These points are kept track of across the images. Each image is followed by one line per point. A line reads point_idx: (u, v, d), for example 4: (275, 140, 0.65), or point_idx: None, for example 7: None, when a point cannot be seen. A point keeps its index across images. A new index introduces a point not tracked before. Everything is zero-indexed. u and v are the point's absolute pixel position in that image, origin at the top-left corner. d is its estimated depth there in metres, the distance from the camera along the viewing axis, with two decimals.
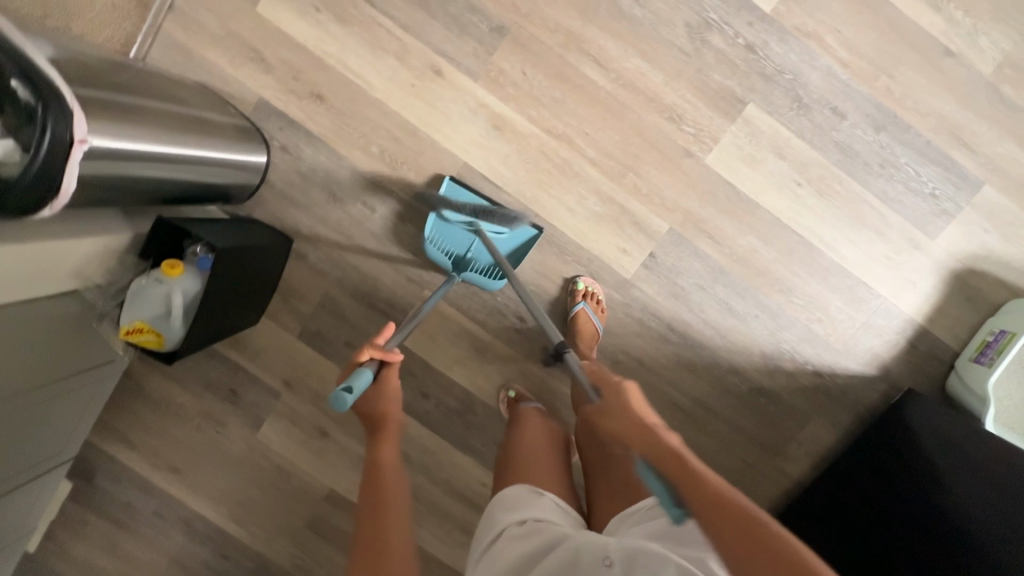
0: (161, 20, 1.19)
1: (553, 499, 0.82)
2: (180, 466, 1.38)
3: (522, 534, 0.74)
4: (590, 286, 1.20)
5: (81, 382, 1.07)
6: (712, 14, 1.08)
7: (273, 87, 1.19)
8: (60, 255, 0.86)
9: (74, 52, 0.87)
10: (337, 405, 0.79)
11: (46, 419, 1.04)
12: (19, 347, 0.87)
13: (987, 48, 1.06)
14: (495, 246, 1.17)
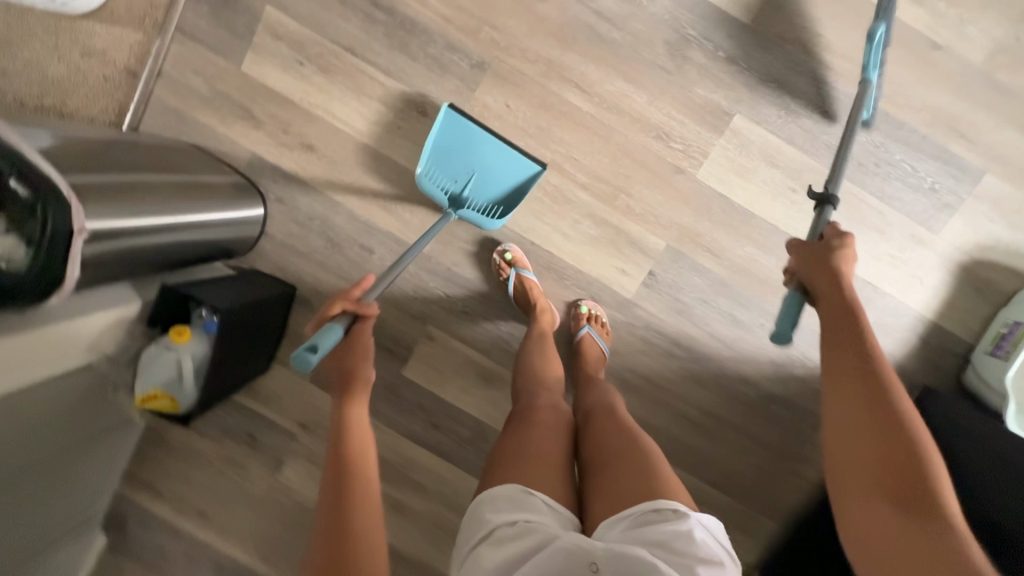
0: (152, 86, 1.22)
1: (544, 501, 0.71)
2: (206, 510, 1.39)
3: (509, 541, 0.65)
4: (593, 308, 1.19)
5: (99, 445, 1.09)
6: (690, 30, 1.08)
7: (264, 141, 1.22)
8: (69, 334, 0.88)
9: (66, 137, 0.90)
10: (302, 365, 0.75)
11: (69, 486, 1.06)
12: (36, 425, 0.89)
13: (976, 37, 1.04)
14: (495, 182, 1.12)
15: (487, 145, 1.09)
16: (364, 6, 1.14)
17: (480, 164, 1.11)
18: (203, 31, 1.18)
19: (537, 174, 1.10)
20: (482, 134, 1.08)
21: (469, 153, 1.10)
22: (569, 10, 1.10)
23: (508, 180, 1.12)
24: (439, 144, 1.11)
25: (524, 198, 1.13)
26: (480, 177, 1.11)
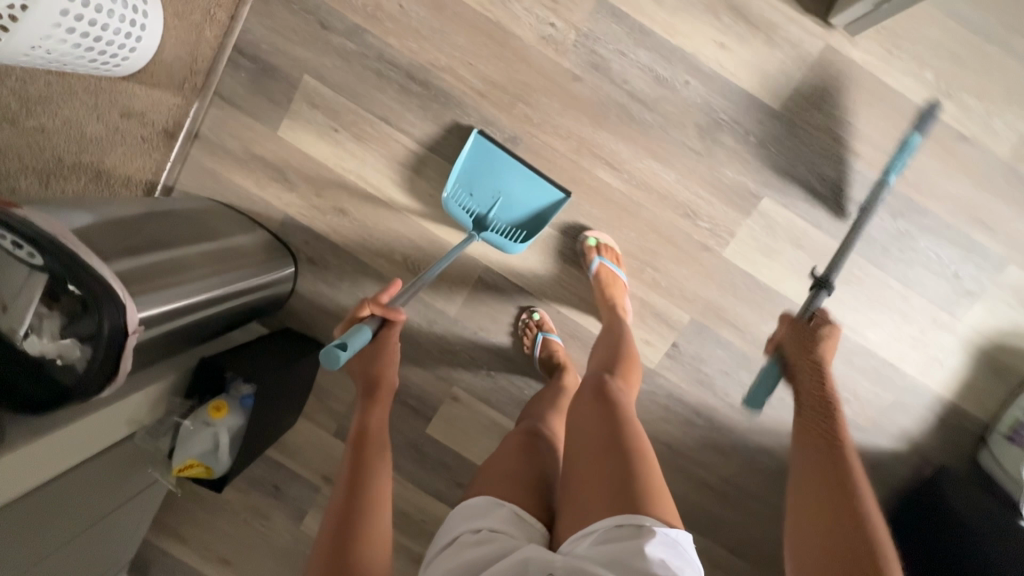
0: (188, 147, 1.24)
1: (513, 510, 0.75)
2: (229, 556, 1.42)
3: (474, 543, 0.70)
4: (601, 238, 1.15)
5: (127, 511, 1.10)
6: (721, 114, 1.09)
7: (297, 204, 1.24)
8: (104, 419, 0.90)
9: (108, 216, 0.90)
10: (331, 361, 0.75)
11: (96, 551, 1.08)
12: (69, 508, 0.91)
13: (1003, 131, 1.06)
14: (518, 209, 1.14)
15: (511, 167, 1.11)
16: (400, 78, 1.15)
17: (505, 188, 1.12)
18: (241, 97, 1.20)
19: (561, 201, 1.12)
20: (511, 158, 1.10)
21: (495, 175, 1.12)
22: (602, 90, 1.11)
23: (529, 204, 1.13)
24: (466, 169, 1.13)
25: (546, 225, 1.15)
26: (504, 199, 1.13)
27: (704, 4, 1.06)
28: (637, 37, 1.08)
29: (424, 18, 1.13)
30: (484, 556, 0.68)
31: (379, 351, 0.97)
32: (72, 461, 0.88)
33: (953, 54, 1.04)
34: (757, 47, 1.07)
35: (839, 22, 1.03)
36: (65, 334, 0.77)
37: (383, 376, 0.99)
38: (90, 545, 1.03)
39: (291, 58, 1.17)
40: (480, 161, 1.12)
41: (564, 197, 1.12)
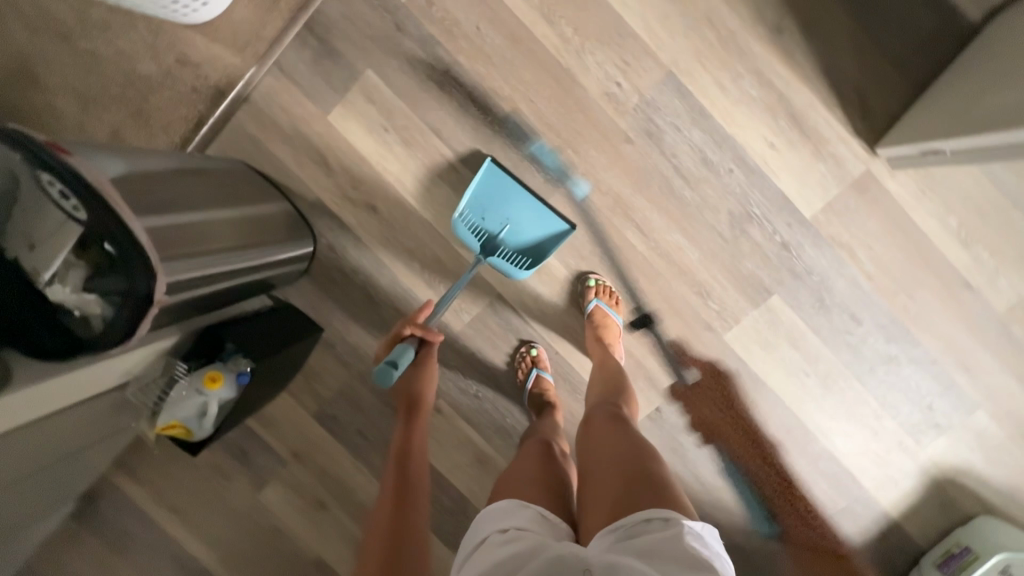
0: (235, 109, 1.23)
1: (539, 512, 0.70)
2: (179, 508, 1.44)
3: (502, 542, 0.63)
4: (602, 280, 1.20)
5: (98, 448, 1.13)
6: (756, 209, 1.14)
7: (330, 190, 1.25)
8: (104, 370, 0.92)
9: (144, 168, 0.88)
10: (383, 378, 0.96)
11: (62, 480, 1.11)
12: (52, 446, 0.94)
13: (1005, 290, 1.13)
14: (527, 237, 1.14)
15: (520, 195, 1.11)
16: (460, 96, 1.17)
17: (514, 215, 1.13)
18: (300, 73, 1.20)
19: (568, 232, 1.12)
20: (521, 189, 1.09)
21: (506, 203, 1.12)
22: (650, 158, 1.14)
23: (537, 231, 1.13)
24: (478, 194, 1.13)
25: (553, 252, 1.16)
26: (514, 224, 1.13)
27: (765, 103, 1.10)
28: (695, 116, 1.12)
29: (498, 45, 1.14)
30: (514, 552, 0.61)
31: (419, 371, 1.10)
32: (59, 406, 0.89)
33: (979, 208, 1.10)
34: (804, 156, 1.11)
35: (883, 153, 1.08)
36: (87, 288, 0.77)
37: (424, 396, 1.08)
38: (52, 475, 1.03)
39: (360, 50, 1.18)
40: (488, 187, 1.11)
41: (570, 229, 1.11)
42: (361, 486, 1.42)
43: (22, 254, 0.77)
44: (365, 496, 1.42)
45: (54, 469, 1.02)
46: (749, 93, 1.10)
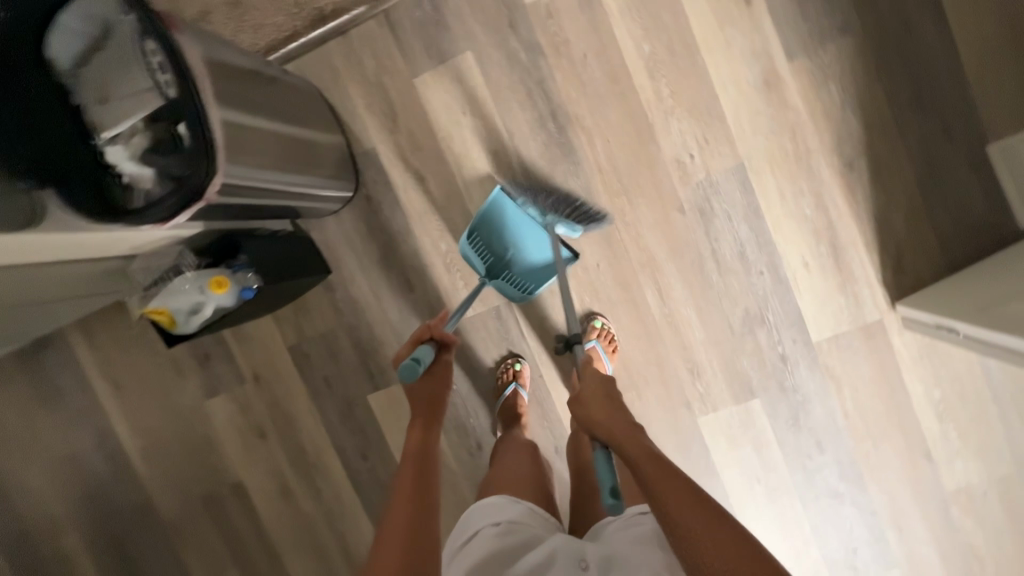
0: (330, 37, 1.23)
1: (528, 506, 0.82)
2: (125, 386, 1.48)
3: (498, 535, 0.75)
4: (606, 324, 1.23)
5: (84, 301, 1.17)
6: (769, 315, 1.19)
7: (389, 147, 1.27)
8: (116, 237, 0.94)
9: (224, 70, 0.91)
10: (409, 376, 0.91)
11: (38, 311, 1.15)
12: (41, 283, 0.97)
13: (959, 471, 1.19)
14: (532, 266, 1.17)
15: (525, 222, 1.15)
16: (545, 111, 1.20)
17: (520, 240, 1.16)
18: (404, 29, 1.21)
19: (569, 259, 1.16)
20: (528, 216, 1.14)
21: (512, 229, 1.16)
22: (693, 234, 1.19)
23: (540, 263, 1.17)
24: (485, 220, 1.16)
25: (555, 278, 1.18)
26: (520, 246, 1.17)
27: (814, 224, 1.16)
28: (748, 212, 1.17)
29: (598, 78, 1.17)
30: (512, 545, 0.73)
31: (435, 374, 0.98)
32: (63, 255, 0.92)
33: (963, 390, 1.17)
34: (829, 284, 1.17)
35: (901, 310, 1.13)
36: (145, 160, 0.78)
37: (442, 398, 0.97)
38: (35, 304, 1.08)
39: (468, 30, 1.20)
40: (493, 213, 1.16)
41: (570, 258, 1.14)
42: (305, 432, 1.42)
43: (90, 106, 0.77)
44: (306, 442, 1.42)
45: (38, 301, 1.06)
46: (804, 210, 1.15)
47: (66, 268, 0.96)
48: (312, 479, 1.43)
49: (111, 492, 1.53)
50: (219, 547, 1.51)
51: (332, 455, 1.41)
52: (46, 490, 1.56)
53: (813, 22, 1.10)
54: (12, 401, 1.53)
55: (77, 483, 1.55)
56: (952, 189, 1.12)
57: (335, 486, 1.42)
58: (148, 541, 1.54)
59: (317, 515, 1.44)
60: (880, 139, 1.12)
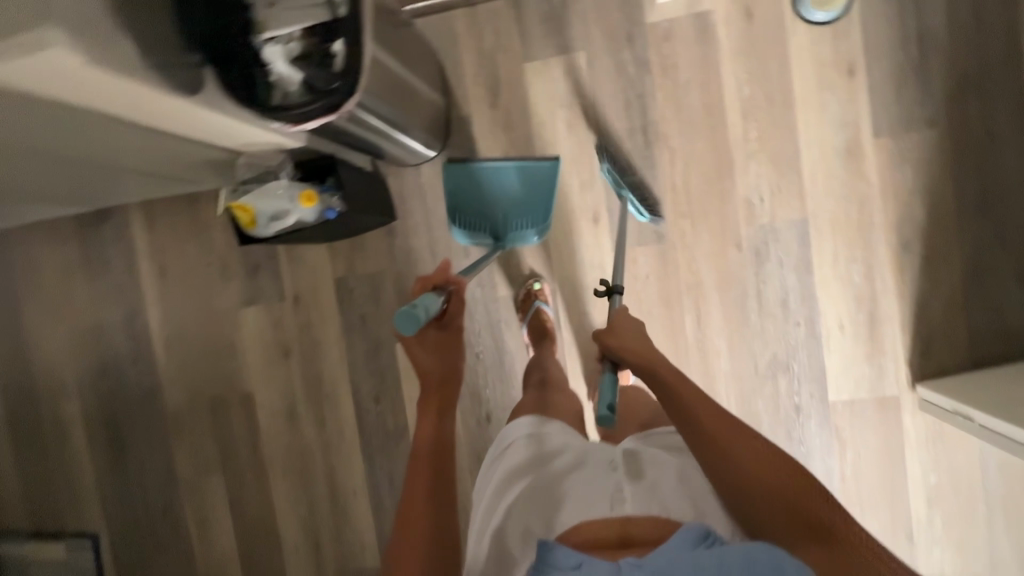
0: (458, 4, 1.31)
1: (560, 426, 0.90)
2: (169, 275, 1.54)
3: (532, 442, 0.85)
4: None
5: (172, 177, 1.24)
6: (794, 365, 1.25)
7: (484, 119, 1.34)
8: (246, 136, 1.00)
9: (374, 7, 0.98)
10: (410, 325, 0.73)
11: (127, 176, 1.21)
12: (158, 153, 1.04)
13: (935, 559, 1.23)
14: (519, 205, 1.22)
15: (503, 171, 1.18)
16: (637, 123, 1.27)
17: (495, 192, 1.20)
18: (529, 16, 1.29)
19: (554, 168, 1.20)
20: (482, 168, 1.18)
21: (482, 188, 1.20)
22: (744, 272, 1.25)
23: (533, 197, 1.21)
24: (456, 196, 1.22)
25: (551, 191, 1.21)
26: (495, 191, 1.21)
27: (858, 292, 1.22)
28: (799, 265, 1.23)
29: (695, 106, 1.25)
30: (544, 449, 0.83)
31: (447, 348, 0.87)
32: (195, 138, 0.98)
33: (958, 483, 1.22)
34: (858, 351, 1.23)
35: (920, 392, 1.19)
36: (299, 65, 0.84)
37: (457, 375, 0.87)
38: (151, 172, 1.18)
39: (587, 32, 1.28)
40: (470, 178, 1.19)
41: (550, 161, 1.19)
42: (327, 362, 1.48)
43: (258, 3, 0.82)
44: (325, 371, 1.48)
45: (155, 170, 1.16)
46: (852, 276, 1.22)
47: (197, 150, 1.06)
48: (321, 408, 1.49)
49: (125, 371, 1.58)
50: (211, 449, 1.56)
51: (346, 390, 1.47)
52: (63, 352, 1.61)
53: (905, 109, 1.18)
54: (57, 260, 1.59)
55: (94, 353, 1.60)
56: (994, 293, 1.18)
57: (340, 420, 1.48)
58: (145, 426, 1.58)
59: (315, 443, 1.50)
60: (940, 229, 1.19)
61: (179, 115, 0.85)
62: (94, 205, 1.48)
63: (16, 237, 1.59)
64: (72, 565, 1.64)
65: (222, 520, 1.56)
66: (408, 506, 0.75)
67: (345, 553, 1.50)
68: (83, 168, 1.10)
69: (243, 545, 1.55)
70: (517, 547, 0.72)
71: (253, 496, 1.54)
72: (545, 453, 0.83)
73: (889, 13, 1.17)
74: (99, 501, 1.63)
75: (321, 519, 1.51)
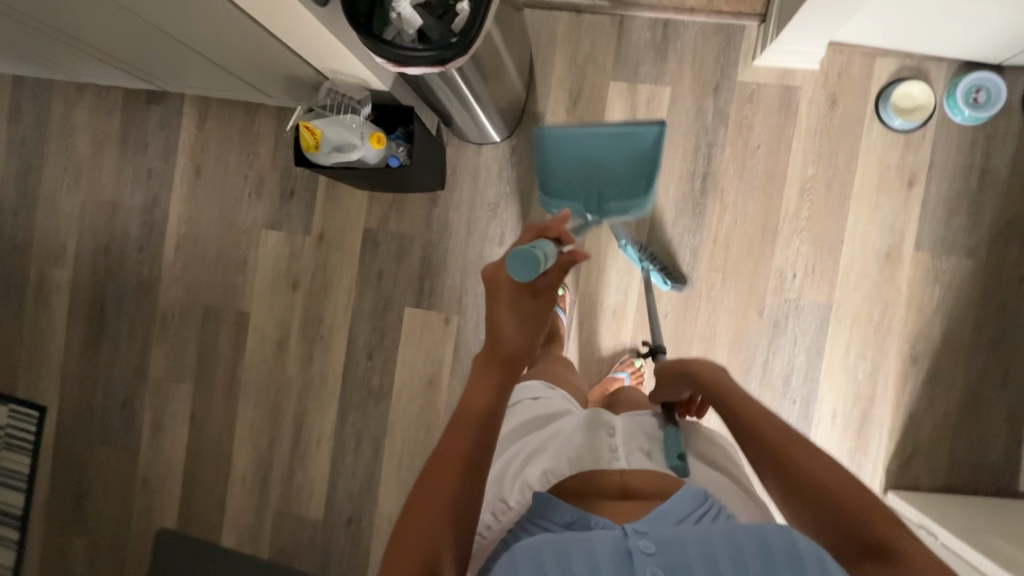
0: (566, 7, 1.34)
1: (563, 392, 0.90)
2: (202, 175, 1.52)
3: (534, 404, 0.83)
4: (642, 366, 1.32)
5: (246, 79, 1.24)
6: None
7: (556, 120, 1.36)
8: (343, 62, 1.01)
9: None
10: (526, 269, 0.60)
11: (203, 65, 1.21)
12: (249, 50, 1.05)
13: None
14: (622, 174, 1.12)
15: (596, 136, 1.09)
16: (700, 169, 1.30)
17: (594, 159, 1.11)
18: (628, 39, 1.33)
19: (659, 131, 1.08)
20: (576, 131, 1.10)
21: (577, 156, 1.12)
22: (758, 338, 1.28)
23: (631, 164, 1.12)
24: (547, 166, 1.14)
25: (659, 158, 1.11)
26: (593, 155, 1.11)
27: (858, 388, 1.25)
28: (811, 346, 1.27)
29: (757, 169, 1.29)
30: (546, 412, 0.81)
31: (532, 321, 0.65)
32: (295, 47, 0.99)
33: None
34: (842, 443, 1.26)
35: (891, 498, 1.22)
36: (419, 12, 0.87)
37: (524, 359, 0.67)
38: (230, 68, 1.19)
39: (678, 70, 1.31)
40: (562, 140, 1.11)
41: (655, 129, 1.08)
42: (331, 304, 1.47)
43: None
44: (327, 314, 1.47)
45: (233, 64, 1.15)
46: (857, 371, 1.25)
47: (287, 62, 1.06)
48: (312, 347, 1.48)
49: (128, 254, 1.56)
50: (188, 357, 1.53)
51: (342, 339, 1.46)
52: (71, 219, 1.58)
53: (947, 232, 1.24)
54: (95, 127, 1.56)
55: (101, 228, 1.57)
56: (983, 428, 1.22)
57: (327, 366, 1.47)
58: (130, 313, 1.55)
59: (294, 380, 1.48)
60: (949, 352, 1.23)
61: (295, 18, 0.87)
62: (152, 84, 1.46)
63: (61, 93, 1.57)
64: (11, 430, 1.59)
65: (178, 428, 1.53)
66: (450, 440, 0.62)
67: (291, 497, 1.47)
68: (168, 43, 1.09)
69: (190, 460, 1.52)
70: (514, 496, 0.69)
71: (216, 414, 1.51)
72: (546, 414, 0.81)
73: (959, 140, 1.23)
74: (58, 375, 1.58)
75: (277, 456, 1.48)
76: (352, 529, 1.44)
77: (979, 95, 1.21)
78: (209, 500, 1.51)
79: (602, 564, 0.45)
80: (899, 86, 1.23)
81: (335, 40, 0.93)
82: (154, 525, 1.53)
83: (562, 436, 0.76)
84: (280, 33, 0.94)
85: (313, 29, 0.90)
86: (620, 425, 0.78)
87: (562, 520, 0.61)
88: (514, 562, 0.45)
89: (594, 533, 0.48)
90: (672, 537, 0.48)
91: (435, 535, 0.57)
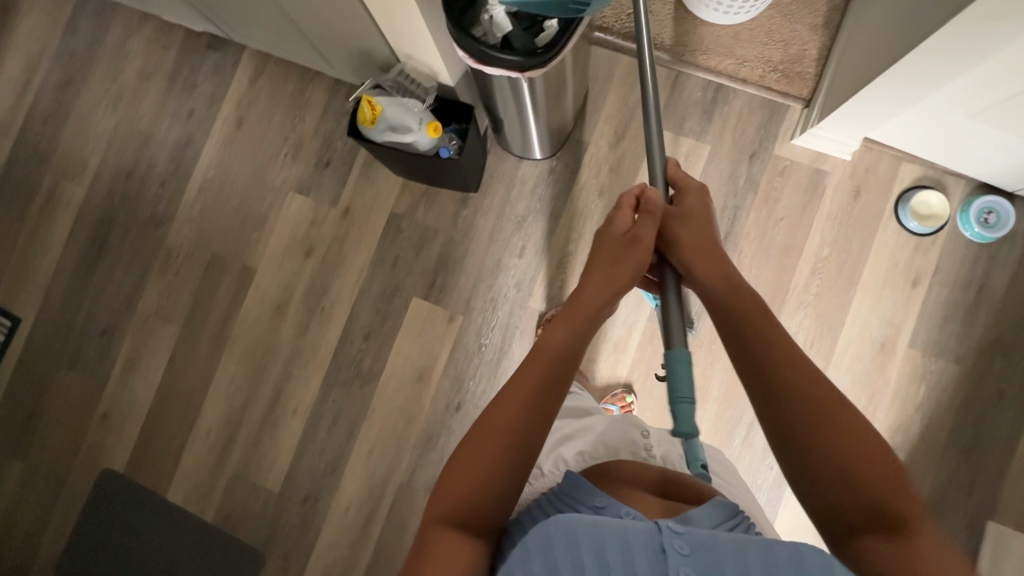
0: (628, 51, 1.42)
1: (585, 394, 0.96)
2: (242, 126, 1.53)
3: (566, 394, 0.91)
4: (632, 403, 1.33)
5: (316, 45, 1.28)
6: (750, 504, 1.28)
7: (598, 152, 1.42)
8: (421, 51, 1.06)
9: None
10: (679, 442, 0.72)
11: (279, 24, 1.25)
12: (334, 21, 1.09)
13: None
14: None
15: None
16: (723, 228, 1.36)
17: None
18: (681, 93, 1.40)
19: None
20: None
21: None
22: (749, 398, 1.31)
23: None
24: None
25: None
26: None
27: None
28: None
29: (776, 240, 1.35)
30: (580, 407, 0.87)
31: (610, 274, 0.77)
32: (381, 29, 1.05)
33: None
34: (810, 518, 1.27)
35: None
36: (508, 17, 0.92)
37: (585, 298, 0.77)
38: (306, 33, 1.23)
39: (720, 132, 1.38)
40: None
41: None
42: (340, 278, 1.47)
43: None
44: (334, 287, 1.47)
45: (311, 30, 1.19)
46: None
47: (366, 39, 1.11)
48: (311, 317, 1.46)
49: (148, 185, 1.54)
50: (182, 299, 1.50)
51: (342, 314, 1.46)
52: (98, 139, 1.57)
53: (939, 336, 1.30)
54: (148, 57, 1.57)
55: (128, 154, 1.56)
56: (944, 532, 1.25)
57: (321, 337, 1.46)
58: (133, 244, 1.53)
59: (284, 345, 1.46)
60: (922, 449, 1.28)
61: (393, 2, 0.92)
62: (219, 29, 1.49)
63: (126, 18, 1.59)
64: None
65: (152, 369, 1.49)
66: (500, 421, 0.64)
67: (251, 463, 1.43)
68: None
69: (157, 405, 1.47)
70: (548, 464, 0.76)
71: (196, 362, 1.48)
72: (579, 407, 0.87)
73: (964, 254, 1.31)
74: (43, 290, 1.54)
75: (247, 418, 1.45)
76: (307, 508, 1.40)
77: (989, 217, 1.30)
78: (164, 450, 1.46)
79: (635, 556, 0.48)
80: (918, 192, 1.31)
81: (422, 28, 0.97)
82: (100, 465, 1.46)
83: (594, 426, 0.82)
84: (373, 12, 0.99)
85: (406, 16, 0.95)
86: (653, 431, 0.82)
87: (592, 503, 0.59)
88: (549, 531, 0.48)
89: (629, 525, 0.50)
90: (706, 538, 0.50)
91: (468, 503, 0.60)
